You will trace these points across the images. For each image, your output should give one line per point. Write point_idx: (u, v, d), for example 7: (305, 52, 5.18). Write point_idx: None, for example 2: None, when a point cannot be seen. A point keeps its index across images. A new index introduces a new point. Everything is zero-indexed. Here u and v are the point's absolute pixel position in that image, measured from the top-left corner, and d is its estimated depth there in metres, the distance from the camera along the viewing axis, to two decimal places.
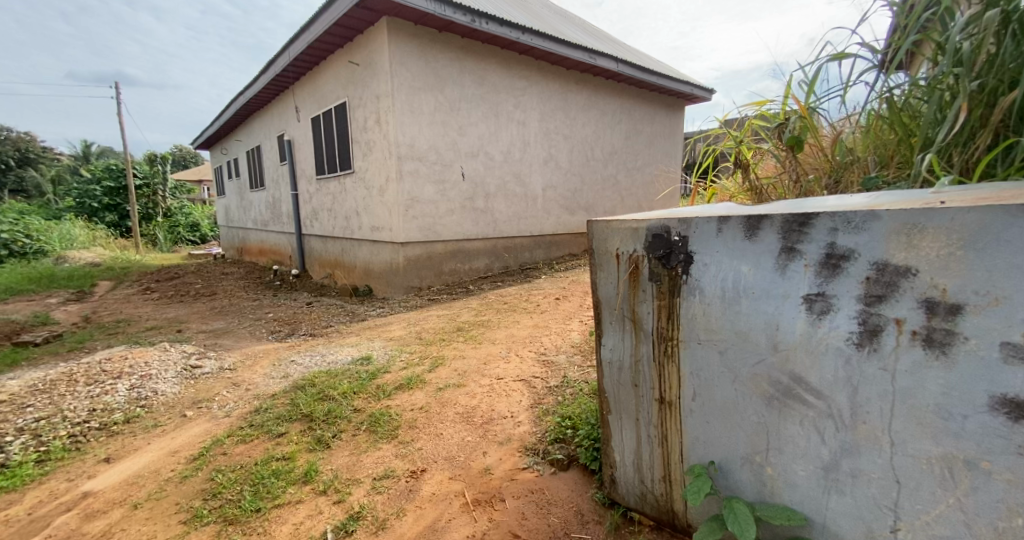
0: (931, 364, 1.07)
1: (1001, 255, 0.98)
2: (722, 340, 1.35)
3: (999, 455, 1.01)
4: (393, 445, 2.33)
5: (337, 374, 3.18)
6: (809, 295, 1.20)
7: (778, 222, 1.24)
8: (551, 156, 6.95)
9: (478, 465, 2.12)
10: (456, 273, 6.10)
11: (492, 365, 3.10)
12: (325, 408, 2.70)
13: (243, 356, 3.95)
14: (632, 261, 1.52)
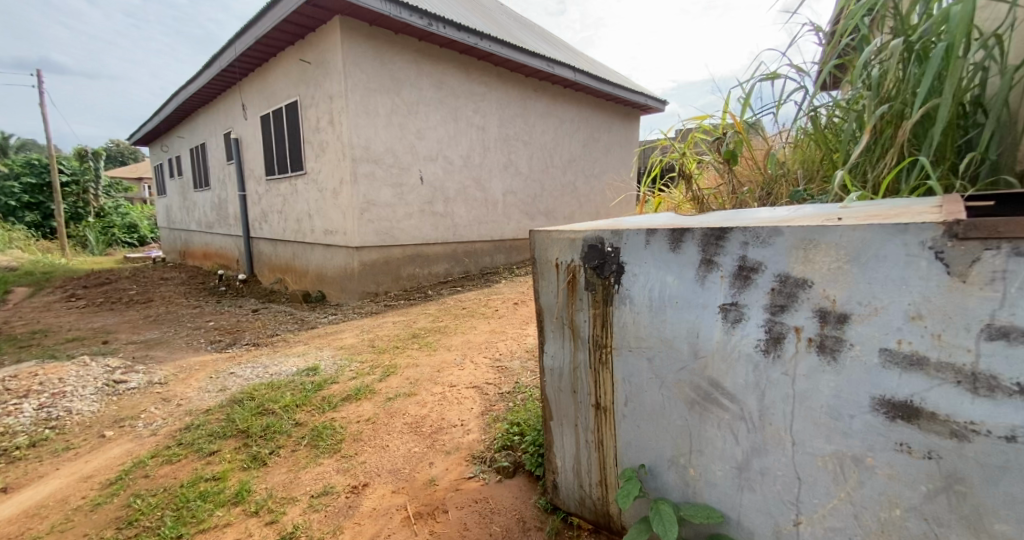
0: (824, 371, 1.07)
1: (880, 269, 0.99)
2: (648, 347, 1.32)
3: (880, 451, 1.02)
4: (335, 460, 2.25)
5: (280, 386, 3.04)
6: (724, 305, 1.19)
7: (696, 236, 1.22)
8: (511, 162, 6.93)
9: (423, 476, 2.07)
10: (416, 278, 5.99)
11: (446, 373, 3.06)
12: (264, 423, 2.57)
13: (177, 368, 3.71)
14: (570, 271, 1.47)
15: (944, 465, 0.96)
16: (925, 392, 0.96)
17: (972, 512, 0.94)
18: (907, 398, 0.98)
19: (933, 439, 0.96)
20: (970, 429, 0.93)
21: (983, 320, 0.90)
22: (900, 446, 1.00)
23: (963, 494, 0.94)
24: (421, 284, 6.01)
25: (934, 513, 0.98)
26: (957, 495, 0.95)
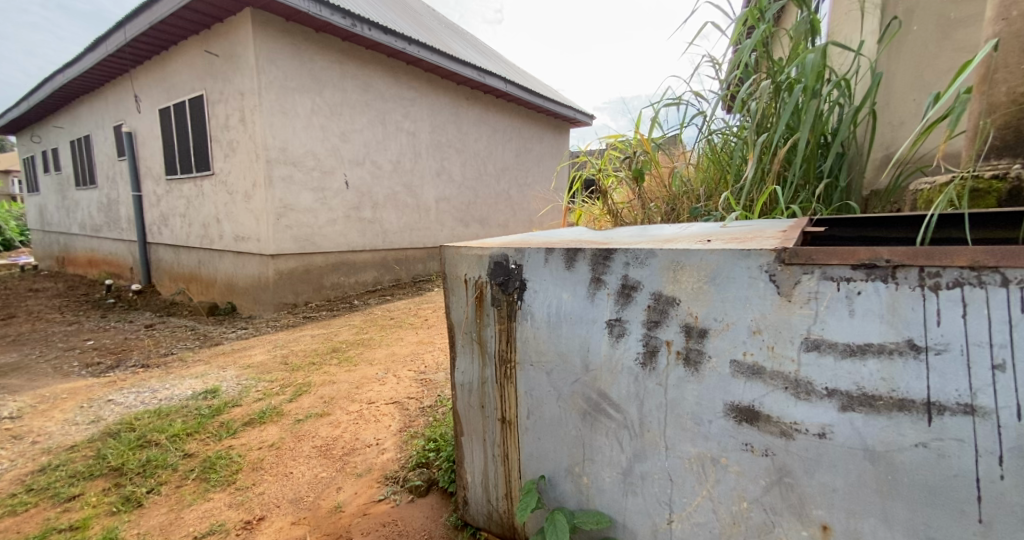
0: (689, 382, 1.06)
1: (729, 292, 1.00)
2: (547, 361, 1.26)
3: (732, 451, 1.01)
4: (228, 493, 2.01)
5: (168, 413, 2.71)
6: (610, 320, 1.16)
7: (586, 254, 1.19)
8: (443, 168, 6.79)
9: (328, 503, 1.89)
10: (343, 286, 5.63)
11: (365, 388, 2.86)
12: (143, 458, 2.27)
13: (38, 398, 3.19)
14: (477, 288, 1.37)
15: (778, 462, 0.97)
16: (764, 397, 0.97)
17: (798, 501, 0.95)
18: (751, 402, 0.99)
19: (769, 437, 0.97)
20: (795, 427, 0.94)
21: (803, 333, 0.93)
22: (746, 445, 1.00)
23: (790, 487, 0.96)
24: (347, 294, 5.65)
25: (771, 506, 0.98)
26: (784, 487, 0.96)
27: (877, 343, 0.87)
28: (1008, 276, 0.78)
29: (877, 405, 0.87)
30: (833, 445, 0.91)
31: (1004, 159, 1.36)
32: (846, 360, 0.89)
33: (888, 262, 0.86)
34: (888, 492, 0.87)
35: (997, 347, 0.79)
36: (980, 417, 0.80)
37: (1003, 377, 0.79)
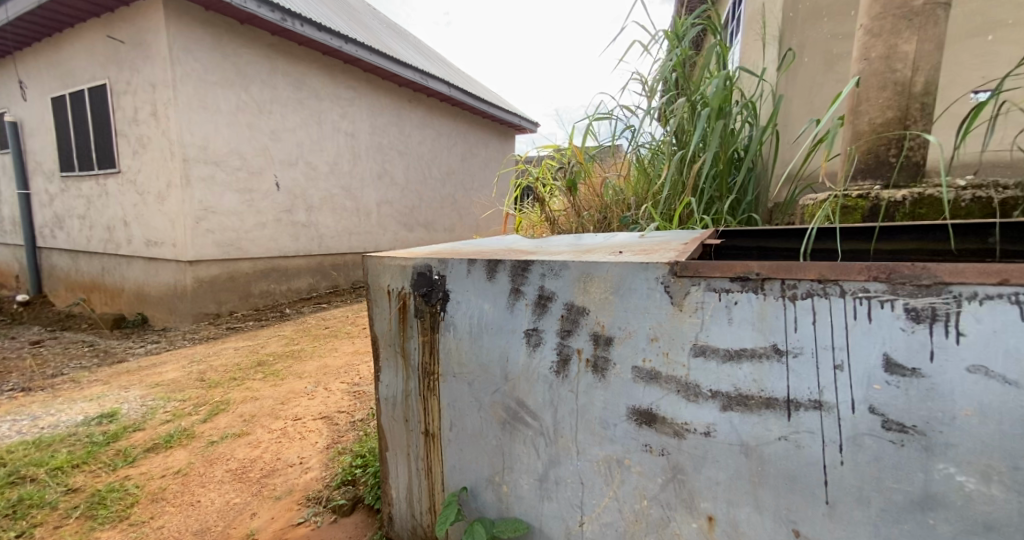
0: (597, 388, 1.05)
1: (630, 304, 1.00)
2: (470, 372, 1.20)
3: (634, 451, 1.01)
4: (120, 531, 1.78)
5: (52, 442, 2.36)
6: (527, 330, 1.12)
7: (507, 266, 1.15)
8: (386, 171, 6.39)
9: (239, 532, 1.72)
10: (274, 293, 5.11)
11: (291, 404, 2.63)
12: (16, 496, 1.96)
13: None
14: (400, 300, 1.29)
15: (672, 460, 0.97)
16: (661, 400, 0.98)
17: (688, 495, 0.96)
18: (649, 405, 0.99)
19: (664, 437, 0.97)
20: (685, 427, 0.95)
21: (691, 339, 0.94)
22: (645, 446, 1.00)
23: (683, 483, 0.96)
24: (279, 302, 5.12)
25: (666, 502, 0.98)
26: (678, 483, 0.96)
27: (749, 349, 0.89)
28: (842, 287, 0.82)
29: (750, 405, 0.89)
30: (717, 443, 0.92)
31: (868, 180, 1.58)
32: (728, 365, 0.91)
33: (759, 275, 0.88)
34: (759, 482, 0.89)
35: (836, 349, 0.83)
36: (828, 412, 0.83)
37: (843, 375, 0.82)
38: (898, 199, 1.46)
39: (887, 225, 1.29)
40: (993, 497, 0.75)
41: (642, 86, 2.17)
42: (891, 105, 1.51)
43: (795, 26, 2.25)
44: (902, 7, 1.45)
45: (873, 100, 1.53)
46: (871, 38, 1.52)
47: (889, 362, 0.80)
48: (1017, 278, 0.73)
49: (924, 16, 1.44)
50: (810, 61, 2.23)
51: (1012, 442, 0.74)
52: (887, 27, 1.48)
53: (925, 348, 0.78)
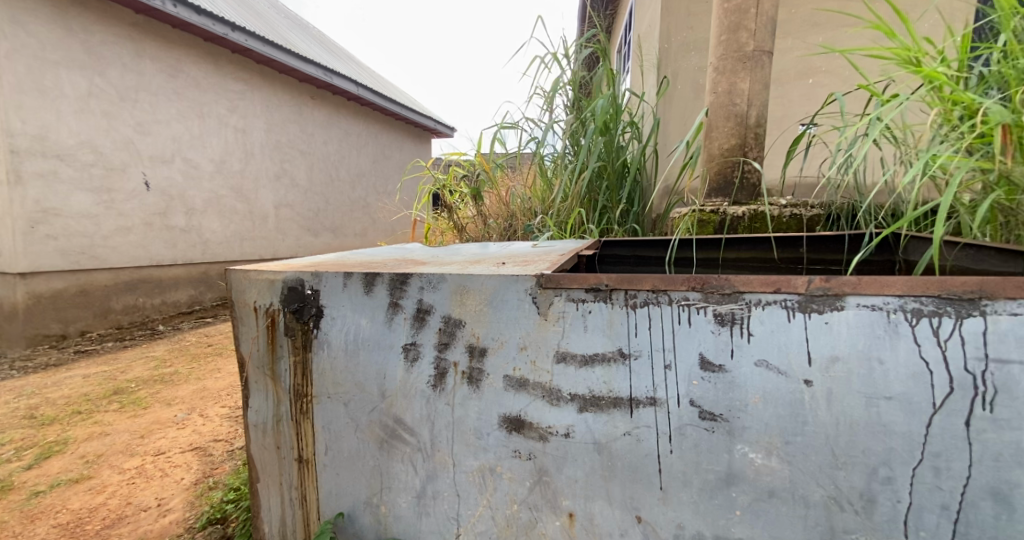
0: (473, 400, 0.98)
1: (500, 317, 0.94)
2: (345, 392, 1.09)
3: (505, 458, 0.96)
4: None
5: None
6: (406, 344, 1.03)
7: (385, 279, 1.05)
8: (284, 171, 5.72)
9: None
10: (143, 308, 4.31)
11: (152, 437, 2.29)
12: None
13: None
14: (269, 318, 1.15)
15: (539, 463, 0.93)
16: (528, 406, 0.93)
17: (551, 495, 0.93)
18: (518, 412, 0.94)
19: (532, 442, 0.93)
20: (549, 430, 0.92)
21: (554, 347, 0.90)
22: (515, 452, 0.95)
23: (547, 484, 0.93)
24: (149, 319, 4.34)
25: (534, 504, 0.95)
26: (542, 485, 0.94)
27: (600, 354, 0.87)
28: (669, 295, 0.82)
29: (602, 405, 0.87)
30: (576, 443, 0.90)
31: (717, 197, 1.79)
32: (585, 370, 0.88)
33: (608, 286, 0.85)
34: (610, 475, 0.88)
35: (665, 349, 0.82)
36: (662, 407, 0.83)
37: (671, 374, 0.82)
38: (738, 214, 1.67)
39: (732, 237, 1.49)
40: (774, 469, 0.76)
41: (542, 98, 2.25)
42: (733, 134, 1.74)
43: (670, 56, 2.46)
44: (735, 52, 1.71)
45: (721, 128, 1.76)
46: (720, 74, 1.75)
47: (703, 360, 0.79)
48: (788, 286, 0.73)
49: (753, 61, 1.69)
50: (681, 89, 2.53)
51: (790, 426, 0.75)
52: (729, 66, 1.72)
53: (724, 347, 0.78)
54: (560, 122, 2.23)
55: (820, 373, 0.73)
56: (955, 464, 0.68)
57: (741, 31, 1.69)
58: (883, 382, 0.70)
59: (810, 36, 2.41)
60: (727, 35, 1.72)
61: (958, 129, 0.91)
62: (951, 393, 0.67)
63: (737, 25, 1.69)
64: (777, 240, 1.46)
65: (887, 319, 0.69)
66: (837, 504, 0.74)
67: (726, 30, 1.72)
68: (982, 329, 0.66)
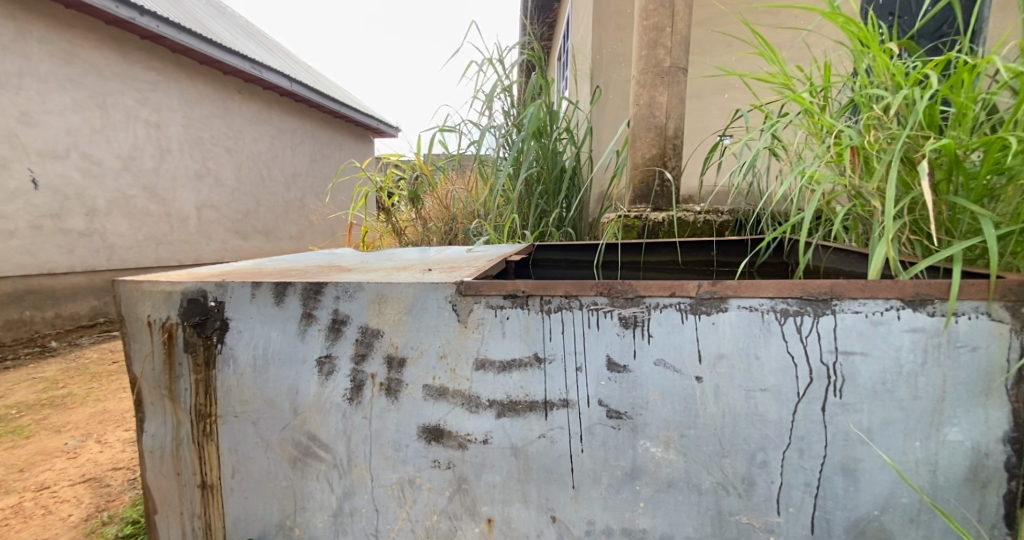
0: (391, 411, 0.96)
1: (418, 327, 0.93)
2: (253, 410, 1.03)
3: (424, 469, 0.95)
4: None
5: None
6: (319, 358, 0.99)
7: (298, 288, 1.00)
8: (207, 169, 5.27)
9: None
10: (30, 323, 3.74)
11: (34, 470, 2.00)
12: None
13: None
14: (165, 333, 1.06)
15: (458, 472, 0.93)
16: (448, 415, 0.92)
17: (470, 502, 0.93)
18: (437, 421, 0.93)
19: (451, 450, 0.93)
20: (467, 438, 0.92)
21: (474, 354, 0.90)
22: (434, 461, 0.94)
23: (466, 492, 0.93)
24: (38, 334, 3.78)
25: (454, 513, 0.94)
26: (462, 493, 0.93)
27: (517, 359, 0.88)
28: (579, 300, 0.85)
29: (519, 410, 0.88)
30: (495, 449, 0.90)
31: (641, 204, 1.87)
32: (503, 376, 0.89)
33: (524, 292, 0.87)
34: (526, 479, 0.89)
35: (576, 352, 0.85)
36: (573, 408, 0.86)
37: (582, 376, 0.85)
38: (658, 220, 1.75)
39: (651, 242, 1.61)
40: (672, 461, 0.82)
41: (479, 102, 2.25)
42: (654, 145, 1.84)
43: (601, 66, 2.57)
44: (655, 68, 1.81)
45: (642, 138, 1.86)
46: (642, 87, 1.85)
47: (610, 361, 0.84)
48: (681, 290, 0.79)
49: (671, 76, 1.80)
50: (615, 97, 2.64)
51: (685, 419, 0.80)
52: (649, 80, 1.82)
53: (628, 348, 0.83)
54: (497, 125, 2.27)
55: (708, 369, 0.79)
56: (814, 445, 0.76)
57: (659, 48, 1.79)
58: (760, 375, 0.77)
59: (723, 54, 2.59)
60: (646, 50, 1.82)
61: (822, 147, 0.99)
62: (812, 383, 0.75)
63: (655, 42, 1.79)
64: (684, 245, 1.59)
65: (762, 319, 0.76)
66: (724, 489, 0.80)
67: (646, 46, 1.82)
68: (834, 325, 0.74)
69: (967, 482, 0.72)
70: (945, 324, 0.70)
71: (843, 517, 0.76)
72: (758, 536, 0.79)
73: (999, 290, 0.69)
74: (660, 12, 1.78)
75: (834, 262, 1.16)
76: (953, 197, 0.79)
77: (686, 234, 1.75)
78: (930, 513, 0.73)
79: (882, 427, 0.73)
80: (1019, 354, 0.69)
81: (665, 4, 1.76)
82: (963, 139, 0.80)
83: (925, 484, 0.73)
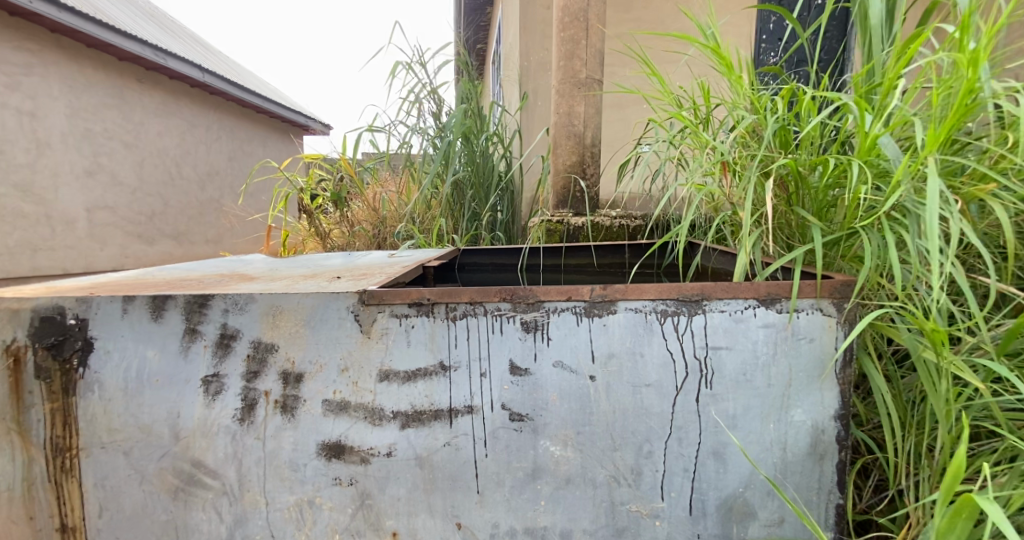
0: (287, 430, 0.90)
1: (318, 341, 0.88)
2: (124, 439, 0.92)
3: (325, 488, 0.91)
4: None
5: None
6: (204, 377, 0.91)
7: (178, 302, 0.91)
8: (99, 166, 4.59)
9: None
10: None
11: None
12: None
13: None
14: (8, 356, 0.91)
15: (361, 488, 0.90)
16: (349, 430, 0.89)
17: (375, 518, 0.90)
18: (338, 437, 0.89)
19: (353, 466, 0.90)
20: (371, 452, 0.89)
21: (378, 365, 0.88)
22: (335, 479, 0.90)
23: (370, 507, 0.90)
24: None
25: (357, 531, 0.91)
26: (366, 509, 0.90)
27: (422, 368, 0.87)
28: (483, 307, 0.85)
29: (423, 419, 0.88)
30: (399, 461, 0.89)
31: (565, 209, 1.93)
32: (407, 386, 0.88)
33: (430, 300, 0.86)
34: (431, 488, 0.89)
35: (481, 358, 0.86)
36: (478, 414, 0.87)
37: (486, 381, 0.86)
38: (577, 225, 1.82)
39: (570, 245, 1.66)
40: (569, 458, 0.86)
41: (407, 104, 2.20)
42: (574, 151, 1.91)
43: (530, 74, 2.53)
44: (572, 78, 1.87)
45: (563, 146, 1.92)
46: (561, 97, 1.90)
47: (512, 365, 0.85)
48: (576, 294, 0.83)
49: (586, 87, 1.87)
50: (542, 104, 2.56)
51: (580, 417, 0.85)
52: (567, 90, 1.88)
53: (529, 352, 0.85)
54: (422, 126, 2.21)
55: (600, 369, 0.84)
56: (691, 433, 0.83)
57: (575, 59, 1.86)
58: (644, 371, 0.83)
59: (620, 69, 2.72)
60: (564, 62, 1.87)
61: (699, 160, 1.09)
62: (687, 377, 0.83)
63: (571, 54, 1.85)
64: (598, 249, 1.68)
65: (646, 320, 0.83)
66: (616, 480, 0.85)
67: (563, 57, 1.87)
68: (704, 324, 0.82)
69: (809, 455, 0.82)
70: (788, 319, 0.80)
71: (715, 496, 0.84)
72: (646, 522, 0.86)
73: (828, 289, 0.80)
74: (575, 25, 1.85)
75: (720, 262, 1.26)
76: (800, 210, 0.91)
77: (601, 238, 1.83)
78: (780, 487, 0.83)
79: (744, 413, 0.82)
80: (843, 343, 0.80)
81: (580, 18, 1.83)
82: (804, 160, 0.92)
83: (777, 462, 0.82)
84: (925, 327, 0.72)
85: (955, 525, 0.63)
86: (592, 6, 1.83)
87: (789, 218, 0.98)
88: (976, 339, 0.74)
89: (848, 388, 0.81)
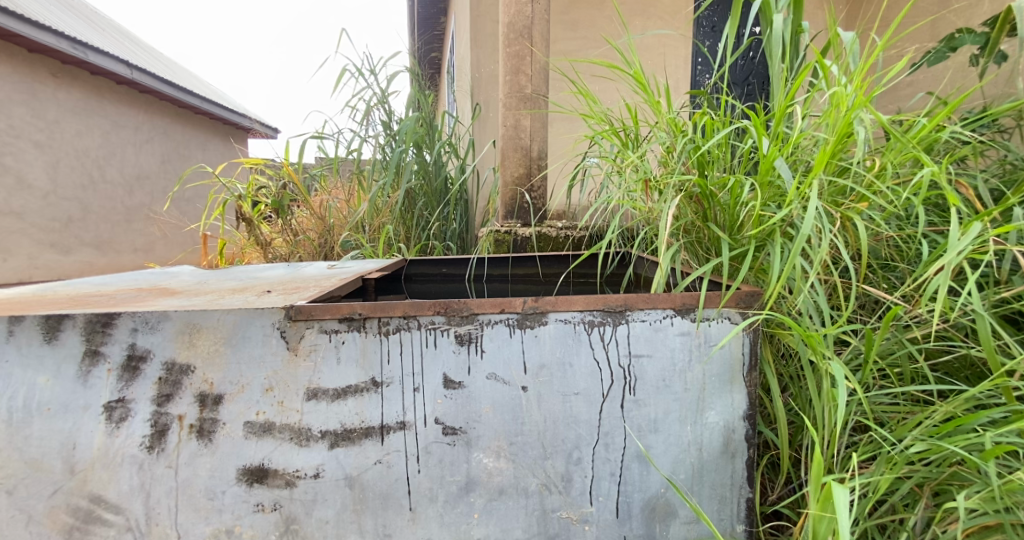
0: (203, 457, 0.84)
1: (240, 360, 0.84)
2: (7, 476, 0.83)
3: (245, 515, 0.85)
4: None
5: None
6: (107, 403, 0.83)
7: (77, 322, 0.83)
8: (4, 167, 4.12)
9: None
10: None
11: None
12: None
13: None
14: None
15: (286, 512, 0.86)
16: (273, 452, 0.85)
17: None
18: (261, 461, 0.85)
19: (276, 491, 0.85)
20: (296, 475, 0.85)
21: (305, 383, 0.84)
22: (257, 506, 0.85)
23: (295, 533, 0.86)
24: None
25: None
26: (290, 535, 0.86)
27: (352, 385, 0.85)
28: (417, 320, 0.85)
29: (353, 438, 0.85)
30: (327, 483, 0.86)
31: (514, 220, 1.96)
32: (337, 404, 0.85)
33: (361, 314, 0.84)
34: (361, 508, 0.86)
35: (414, 373, 0.85)
36: (410, 429, 0.85)
37: (419, 395, 0.85)
38: (524, 235, 1.84)
39: (517, 256, 1.67)
40: (502, 469, 0.86)
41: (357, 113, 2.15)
42: (521, 164, 1.94)
43: (480, 85, 2.54)
44: (518, 93, 1.91)
45: (511, 158, 1.94)
46: (508, 110, 1.93)
47: (446, 379, 0.85)
48: (509, 306, 0.85)
49: (531, 101, 1.91)
50: (493, 117, 2.58)
51: (513, 427, 0.86)
52: (513, 103, 1.91)
53: (462, 365, 0.85)
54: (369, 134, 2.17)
55: (532, 379, 0.86)
56: (616, 438, 0.87)
57: (521, 74, 1.90)
58: (571, 380, 0.86)
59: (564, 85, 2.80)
60: (510, 76, 1.91)
61: (627, 177, 1.15)
62: (612, 385, 0.86)
63: (517, 69, 1.89)
64: (546, 258, 1.67)
65: (574, 330, 0.86)
66: (547, 488, 0.87)
67: (509, 71, 1.92)
68: (628, 333, 0.86)
69: (722, 453, 0.87)
70: (700, 327, 0.86)
71: (639, 497, 0.88)
72: (576, 527, 0.88)
73: (733, 299, 0.86)
74: (519, 41, 1.89)
75: (651, 270, 1.31)
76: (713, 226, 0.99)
77: (549, 248, 1.87)
78: (695, 488, 0.88)
79: (664, 416, 0.87)
80: (748, 347, 0.87)
81: (524, 35, 1.88)
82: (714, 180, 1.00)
83: (695, 462, 0.88)
84: (806, 332, 0.81)
85: (826, 510, 0.70)
86: (537, 23, 1.89)
87: (704, 232, 1.06)
88: (852, 342, 0.83)
89: (755, 389, 0.87)
